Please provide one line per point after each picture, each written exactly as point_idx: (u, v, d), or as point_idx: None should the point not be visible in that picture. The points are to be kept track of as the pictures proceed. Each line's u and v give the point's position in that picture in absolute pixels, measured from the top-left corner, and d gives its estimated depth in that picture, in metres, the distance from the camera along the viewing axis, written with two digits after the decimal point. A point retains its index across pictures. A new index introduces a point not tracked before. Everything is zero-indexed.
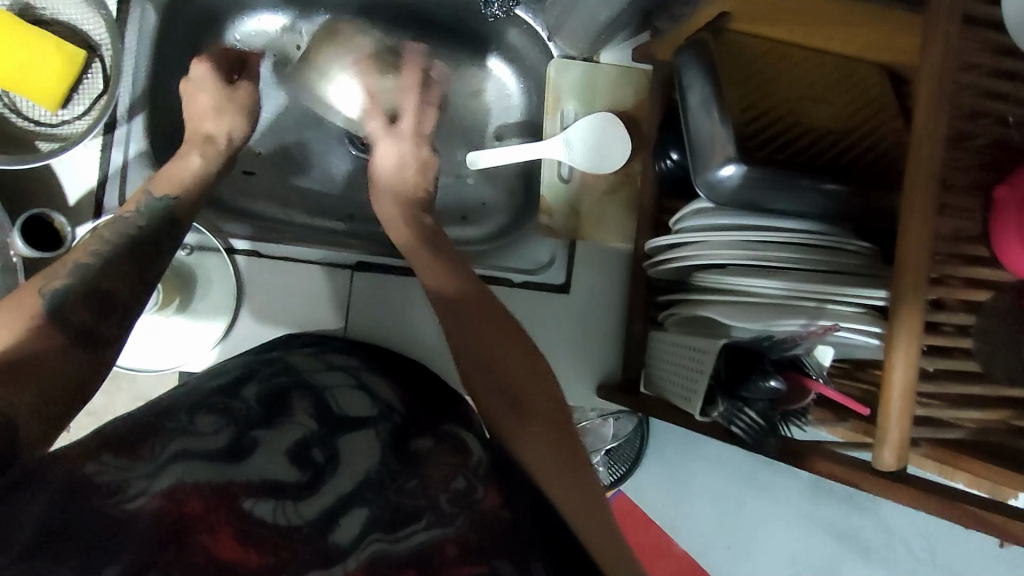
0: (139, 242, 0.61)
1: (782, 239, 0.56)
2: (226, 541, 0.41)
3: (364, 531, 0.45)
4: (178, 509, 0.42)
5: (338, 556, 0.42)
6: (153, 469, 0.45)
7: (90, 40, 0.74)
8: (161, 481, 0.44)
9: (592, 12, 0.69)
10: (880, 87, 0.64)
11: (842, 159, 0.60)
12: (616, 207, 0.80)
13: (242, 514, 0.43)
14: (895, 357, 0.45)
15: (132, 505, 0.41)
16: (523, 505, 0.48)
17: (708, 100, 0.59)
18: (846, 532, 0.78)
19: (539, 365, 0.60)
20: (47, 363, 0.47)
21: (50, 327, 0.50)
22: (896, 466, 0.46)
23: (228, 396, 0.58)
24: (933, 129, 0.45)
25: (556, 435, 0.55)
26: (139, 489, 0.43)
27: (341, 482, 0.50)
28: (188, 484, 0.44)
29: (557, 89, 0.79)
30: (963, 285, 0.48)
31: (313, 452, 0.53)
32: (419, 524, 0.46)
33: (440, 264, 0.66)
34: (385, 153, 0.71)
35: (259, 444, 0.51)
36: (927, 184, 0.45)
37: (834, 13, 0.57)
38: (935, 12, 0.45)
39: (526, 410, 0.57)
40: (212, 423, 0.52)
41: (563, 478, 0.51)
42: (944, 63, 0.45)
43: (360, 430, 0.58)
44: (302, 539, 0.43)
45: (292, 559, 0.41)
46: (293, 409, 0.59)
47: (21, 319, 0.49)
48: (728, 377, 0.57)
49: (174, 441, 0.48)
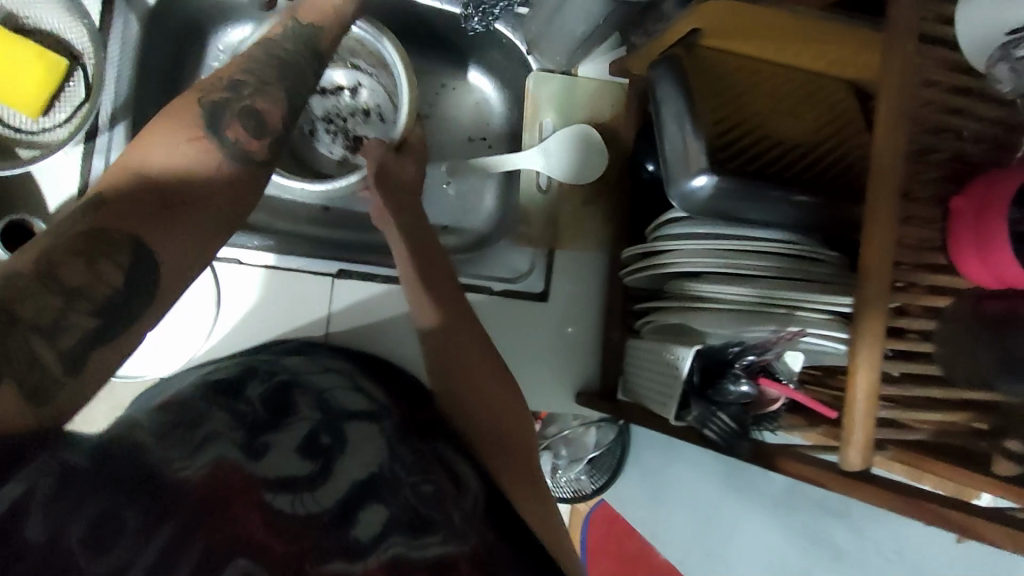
0: (293, 78, 0.48)
1: (755, 249, 0.58)
2: (259, 524, 0.41)
3: (386, 531, 0.46)
4: (222, 482, 0.42)
5: (359, 554, 0.43)
6: (194, 446, 0.44)
7: (71, 48, 0.75)
8: (203, 457, 0.43)
9: (571, 25, 0.71)
10: (847, 103, 0.66)
11: (810, 171, 0.62)
12: (593, 216, 0.82)
13: (268, 507, 0.43)
14: (859, 360, 0.46)
15: (179, 475, 0.41)
16: (513, 525, 0.52)
17: (682, 114, 0.61)
18: (817, 537, 0.76)
19: (511, 388, 0.65)
20: (209, 195, 0.42)
21: (212, 147, 0.43)
22: (862, 465, 0.47)
23: (233, 398, 0.54)
24: (895, 140, 0.47)
25: (522, 467, 0.62)
26: (184, 462, 0.42)
27: (353, 467, 0.50)
28: (230, 462, 0.44)
29: (536, 103, 0.81)
30: (925, 292, 0.50)
31: (320, 438, 0.52)
32: (435, 536, 0.47)
33: (445, 267, 0.66)
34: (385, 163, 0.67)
35: (270, 448, 0.48)
36: (890, 195, 0.47)
37: (802, 28, 0.58)
38: (897, 31, 0.47)
39: (500, 437, 0.62)
40: (223, 420, 0.49)
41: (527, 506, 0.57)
42: (906, 78, 0.47)
43: (366, 422, 0.58)
44: (324, 532, 0.44)
45: (313, 548, 0.42)
46: (299, 406, 0.56)
47: (174, 124, 0.43)
48: (702, 381, 0.60)
49: (202, 423, 0.48)
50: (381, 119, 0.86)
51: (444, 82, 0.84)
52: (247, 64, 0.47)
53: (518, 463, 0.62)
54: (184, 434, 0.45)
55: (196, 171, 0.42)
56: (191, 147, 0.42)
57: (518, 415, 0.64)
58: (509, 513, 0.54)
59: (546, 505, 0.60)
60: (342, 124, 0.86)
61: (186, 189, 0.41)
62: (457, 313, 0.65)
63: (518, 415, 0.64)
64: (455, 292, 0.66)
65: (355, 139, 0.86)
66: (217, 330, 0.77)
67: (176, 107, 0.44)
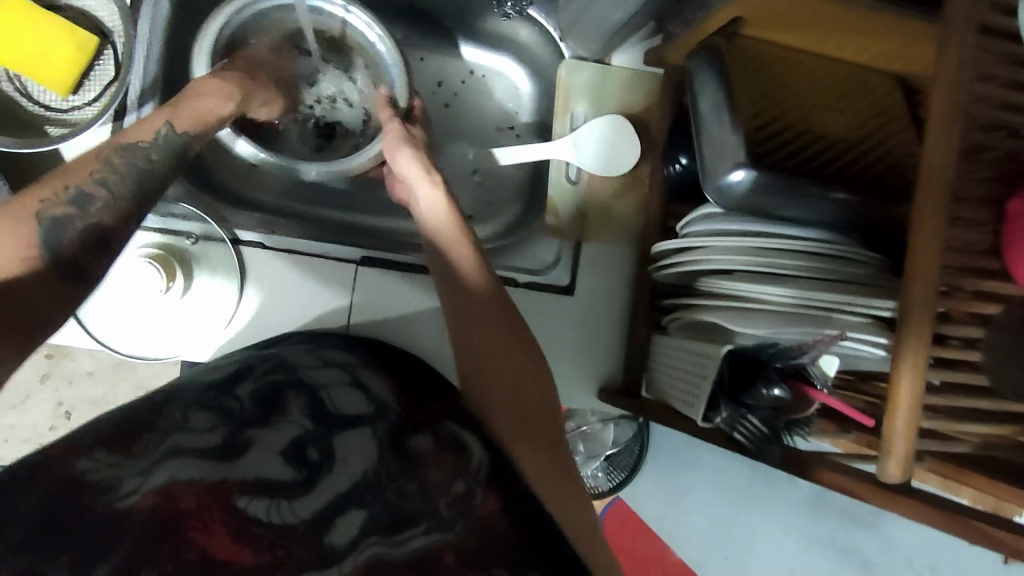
0: (145, 187, 0.59)
1: (792, 247, 0.56)
2: (222, 540, 0.41)
3: (361, 535, 0.45)
4: (171, 506, 0.42)
5: (333, 559, 0.43)
6: (149, 465, 0.45)
7: (102, 26, 0.75)
8: (155, 478, 0.44)
9: (606, 13, 0.68)
10: (892, 97, 0.63)
11: (851, 168, 0.60)
12: (623, 209, 0.80)
13: (237, 511, 0.43)
14: (903, 369, 0.44)
15: (123, 503, 0.42)
16: (520, 514, 0.50)
17: (720, 106, 0.58)
18: (846, 547, 0.86)
19: (537, 370, 0.62)
20: (32, 302, 0.52)
21: (36, 260, 0.52)
22: (901, 477, 0.46)
23: (223, 394, 0.56)
24: (948, 137, 0.44)
25: (543, 445, 0.59)
26: (132, 486, 0.44)
27: (338, 481, 0.49)
28: (181, 483, 0.44)
29: (568, 89, 0.80)
30: (971, 298, 0.47)
31: (309, 452, 0.51)
32: (417, 528, 0.46)
33: (470, 246, 0.64)
34: (405, 163, 0.68)
35: (253, 442, 0.50)
36: (940, 195, 0.44)
37: (847, 17, 0.56)
38: (953, 21, 0.45)
39: (522, 416, 0.60)
40: (207, 420, 0.52)
41: (549, 484, 0.56)
42: (959, 73, 0.44)
43: (355, 428, 0.56)
44: (298, 539, 0.43)
45: (288, 559, 0.42)
46: (288, 409, 0.56)
47: (7, 236, 0.51)
48: (732, 383, 0.56)
49: (170, 435, 0.49)
50: (348, 102, 0.84)
51: (464, 70, 0.86)
52: (96, 174, 0.57)
53: (536, 438, 0.60)
54: (136, 443, 0.48)
55: (31, 283, 0.52)
56: (12, 258, 0.51)
57: (544, 394, 0.62)
58: (521, 497, 0.52)
59: (570, 481, 0.58)
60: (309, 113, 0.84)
61: (10, 295, 0.50)
62: (480, 287, 0.63)
63: (542, 396, 0.62)
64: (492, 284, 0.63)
65: (325, 127, 0.85)
66: (239, 317, 0.76)
67: (15, 209, 0.52)
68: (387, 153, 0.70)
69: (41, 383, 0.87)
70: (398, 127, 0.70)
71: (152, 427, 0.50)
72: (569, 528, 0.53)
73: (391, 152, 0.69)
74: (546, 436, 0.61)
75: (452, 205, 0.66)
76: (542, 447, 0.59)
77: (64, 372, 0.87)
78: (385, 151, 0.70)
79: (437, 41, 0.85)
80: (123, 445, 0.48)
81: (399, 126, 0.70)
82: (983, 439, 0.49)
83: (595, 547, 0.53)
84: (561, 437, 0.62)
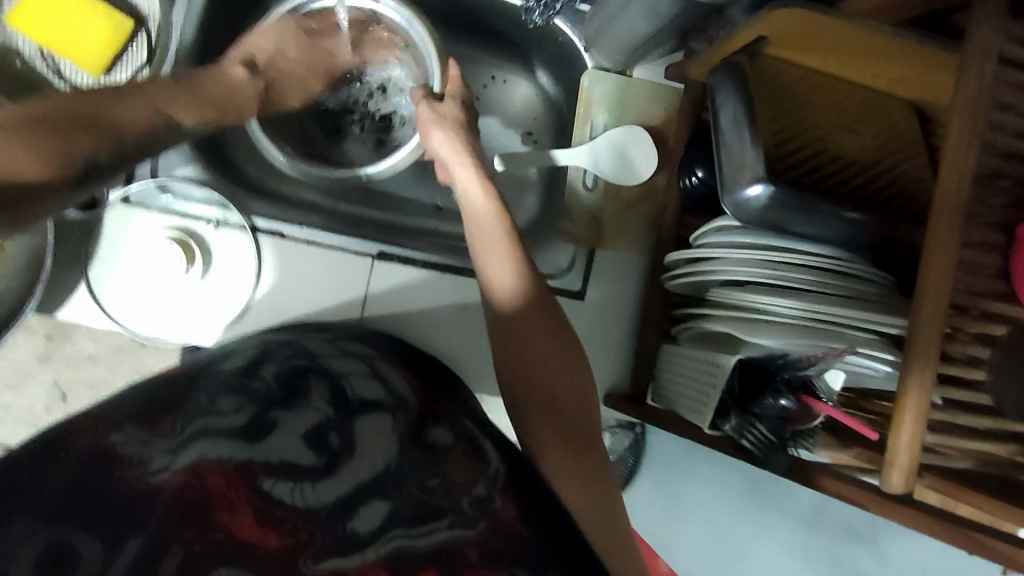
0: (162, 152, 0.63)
1: (804, 260, 0.57)
2: (246, 522, 0.44)
3: (385, 525, 0.46)
4: (199, 484, 0.45)
5: (355, 547, 0.45)
6: (178, 443, 0.48)
7: (137, 10, 0.75)
8: (183, 457, 0.47)
9: (632, 24, 0.69)
10: (907, 122, 0.65)
11: (864, 190, 0.63)
12: (638, 219, 0.81)
13: (262, 493, 0.46)
14: (910, 381, 0.46)
15: (155, 478, 0.45)
16: (539, 512, 0.48)
17: (739, 121, 0.60)
18: (843, 560, 0.91)
19: (576, 363, 0.61)
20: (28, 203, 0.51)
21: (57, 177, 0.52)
22: (904, 488, 0.47)
23: (247, 376, 0.59)
24: (963, 163, 0.46)
25: (572, 449, 0.58)
26: (162, 464, 0.46)
27: (357, 471, 0.51)
28: (209, 461, 0.47)
29: (589, 100, 0.81)
30: (979, 318, 0.49)
31: (330, 438, 0.54)
32: (441, 522, 0.47)
33: (497, 220, 0.65)
34: (439, 144, 0.72)
35: (277, 424, 0.53)
36: (954, 215, 0.46)
37: (861, 41, 0.57)
38: (972, 52, 0.46)
39: (555, 412, 0.59)
40: (233, 403, 0.54)
41: (570, 479, 0.56)
42: (977, 103, 0.46)
43: (376, 414, 0.58)
44: (319, 523, 0.46)
45: (309, 543, 0.44)
46: (311, 394, 0.59)
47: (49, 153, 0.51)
48: (742, 393, 0.58)
49: (196, 418, 0.51)
50: (399, 89, 0.87)
51: (487, 73, 0.88)
52: (139, 138, 0.59)
53: (566, 436, 0.59)
54: (163, 422, 0.50)
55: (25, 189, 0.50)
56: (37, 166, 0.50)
57: (579, 393, 0.60)
58: (539, 495, 0.50)
59: (594, 488, 0.57)
60: (362, 109, 0.89)
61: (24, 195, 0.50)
62: (520, 294, 0.62)
63: (570, 392, 0.60)
64: (526, 279, 0.63)
65: (382, 118, 0.90)
66: (253, 305, 0.77)
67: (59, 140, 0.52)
68: (422, 132, 0.74)
69: (40, 363, 0.85)
70: (427, 110, 0.73)
71: (178, 409, 0.52)
72: (579, 513, 0.54)
73: (425, 129, 0.73)
74: (569, 435, 0.59)
75: (484, 181, 0.68)
76: (569, 443, 0.58)
77: (65, 354, 0.85)
78: (418, 130, 0.74)
79: (465, 42, 0.87)
80: (151, 421, 0.50)
81: (424, 105, 0.74)
82: (984, 457, 0.51)
83: (612, 540, 0.54)
84: (597, 436, 0.60)
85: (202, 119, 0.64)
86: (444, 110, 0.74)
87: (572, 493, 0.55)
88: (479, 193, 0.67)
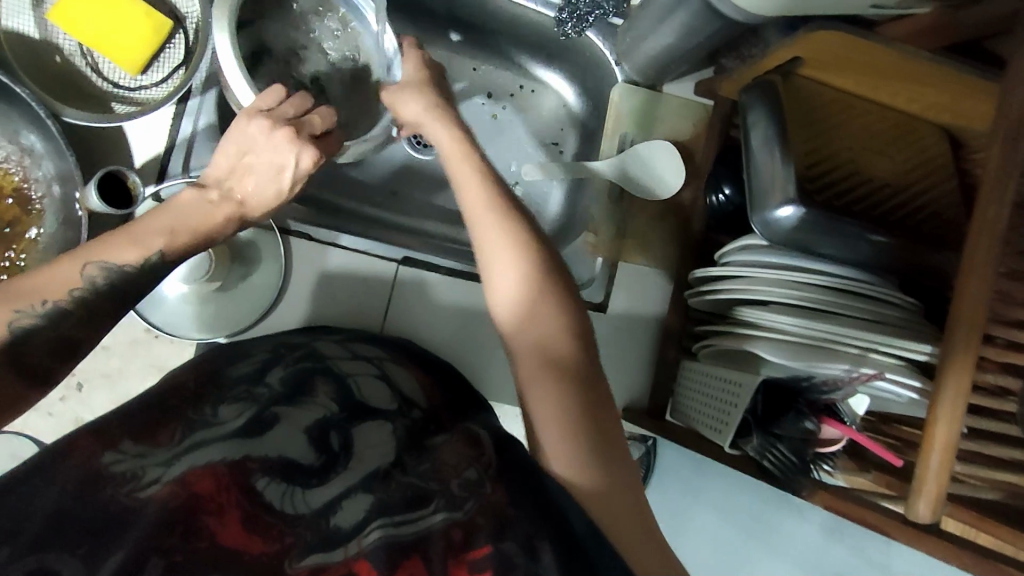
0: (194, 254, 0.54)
1: (827, 282, 0.57)
2: (231, 529, 0.44)
3: (368, 516, 0.47)
4: (187, 491, 0.45)
5: (338, 540, 0.45)
6: (171, 456, 0.48)
7: (178, 13, 0.77)
8: (175, 470, 0.47)
9: (667, 39, 0.69)
10: (939, 148, 0.65)
11: (897, 213, 0.62)
12: (662, 233, 0.81)
13: (251, 498, 0.47)
14: (939, 413, 0.46)
15: (143, 493, 0.44)
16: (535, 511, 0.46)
17: (771, 142, 0.60)
18: None
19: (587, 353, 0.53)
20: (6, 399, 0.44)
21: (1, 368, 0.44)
22: (932, 517, 0.46)
23: (254, 384, 0.59)
24: (1003, 193, 0.45)
25: (604, 447, 0.50)
26: (154, 476, 0.46)
27: (351, 474, 0.52)
28: (197, 471, 0.47)
29: (618, 113, 0.82)
30: (1006, 348, 0.48)
31: (331, 439, 0.55)
32: (428, 507, 0.48)
33: (486, 192, 0.57)
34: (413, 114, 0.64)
35: (279, 419, 0.55)
36: (991, 244, 0.45)
37: (897, 64, 0.57)
38: (1012, 84, 0.46)
39: (583, 406, 0.50)
40: (236, 410, 0.55)
41: (594, 494, 0.48)
42: (1019, 130, 0.45)
43: (378, 419, 0.59)
44: (305, 525, 0.46)
45: (293, 545, 0.44)
46: (315, 392, 0.60)
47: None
48: (765, 413, 0.58)
49: (194, 430, 0.51)
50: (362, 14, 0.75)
51: (516, 83, 0.89)
52: (87, 271, 0.48)
53: (600, 433, 0.50)
54: (162, 432, 0.51)
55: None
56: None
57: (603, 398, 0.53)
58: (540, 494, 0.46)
59: (629, 500, 0.49)
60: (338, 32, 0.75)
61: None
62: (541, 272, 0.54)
63: (582, 356, 0.53)
64: (535, 267, 0.54)
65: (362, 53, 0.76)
66: (277, 307, 0.78)
67: None
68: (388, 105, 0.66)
69: None
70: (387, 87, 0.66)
71: (177, 421, 0.52)
72: (575, 491, 0.48)
73: (391, 99, 0.65)
74: (609, 432, 0.51)
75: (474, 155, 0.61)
76: (603, 442, 0.50)
77: None
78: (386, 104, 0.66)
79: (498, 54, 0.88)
80: (148, 434, 0.50)
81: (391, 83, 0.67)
82: (1012, 489, 0.50)
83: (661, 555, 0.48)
84: (617, 436, 0.52)
85: (155, 249, 0.51)
86: (409, 79, 0.66)
87: (576, 465, 0.49)
88: (464, 164, 0.59)
